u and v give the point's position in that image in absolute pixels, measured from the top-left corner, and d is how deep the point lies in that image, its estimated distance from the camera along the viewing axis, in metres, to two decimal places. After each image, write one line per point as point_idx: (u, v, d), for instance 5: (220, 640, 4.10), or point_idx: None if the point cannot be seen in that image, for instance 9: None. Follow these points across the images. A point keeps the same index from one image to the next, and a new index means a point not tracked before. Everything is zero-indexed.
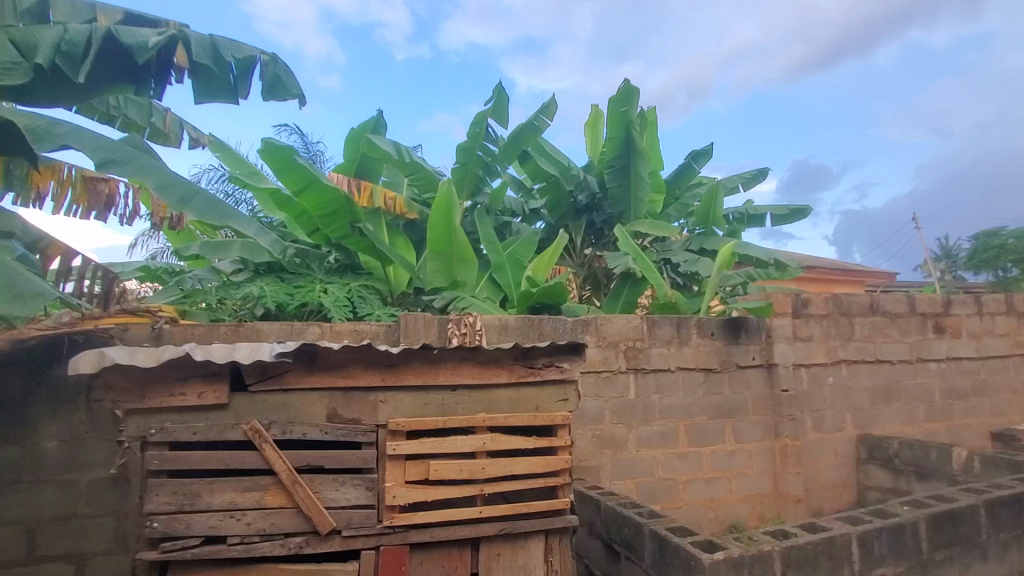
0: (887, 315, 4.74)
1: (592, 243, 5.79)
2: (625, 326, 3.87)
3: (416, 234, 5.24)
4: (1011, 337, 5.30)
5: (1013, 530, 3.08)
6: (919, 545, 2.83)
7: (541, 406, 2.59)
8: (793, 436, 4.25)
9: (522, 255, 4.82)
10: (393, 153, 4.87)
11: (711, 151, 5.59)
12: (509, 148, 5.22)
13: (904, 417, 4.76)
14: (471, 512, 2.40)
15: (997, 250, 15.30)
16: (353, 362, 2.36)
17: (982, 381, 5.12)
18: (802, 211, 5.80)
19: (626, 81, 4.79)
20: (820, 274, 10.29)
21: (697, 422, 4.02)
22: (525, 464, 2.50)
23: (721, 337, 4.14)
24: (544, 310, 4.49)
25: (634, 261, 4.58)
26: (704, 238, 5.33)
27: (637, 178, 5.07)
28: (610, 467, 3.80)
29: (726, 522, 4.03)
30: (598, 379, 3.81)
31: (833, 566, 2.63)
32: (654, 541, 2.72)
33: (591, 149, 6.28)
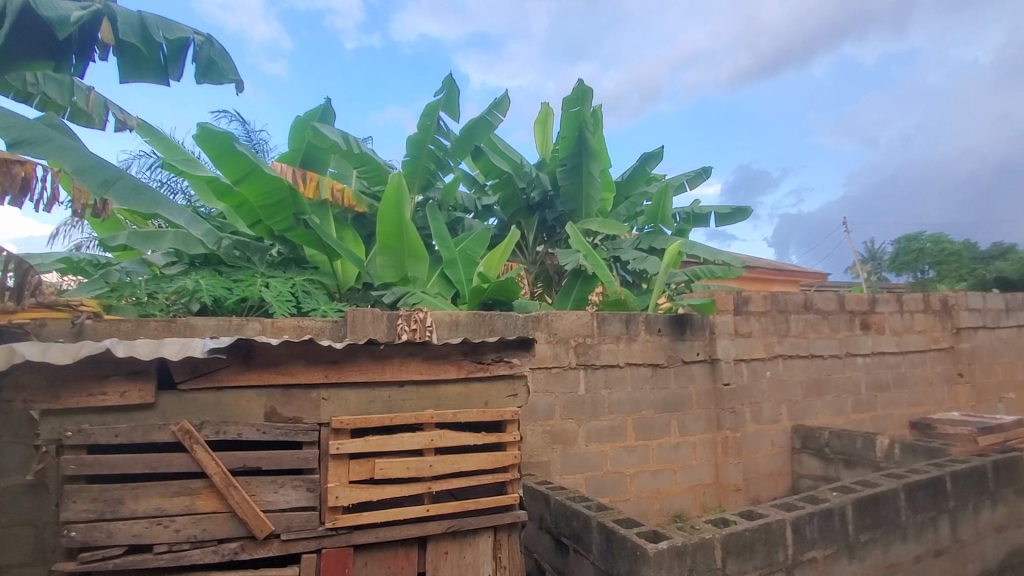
0: (820, 312, 5.01)
1: (544, 241, 5.83)
2: (575, 322, 3.91)
3: (365, 228, 5.12)
4: (928, 333, 5.73)
5: (929, 511, 3.32)
6: (846, 527, 3.00)
7: (490, 402, 2.57)
8: (733, 428, 4.42)
9: (474, 252, 4.78)
10: (340, 143, 4.71)
11: (659, 152, 5.73)
12: (462, 142, 5.17)
13: (834, 409, 5.05)
14: (418, 511, 2.35)
15: (916, 254, 16.77)
16: (294, 359, 2.26)
17: (902, 373, 5.50)
18: (744, 212, 6.04)
19: (579, 81, 4.83)
20: (760, 274, 10.82)
21: (644, 416, 4.11)
22: (474, 461, 2.47)
23: (668, 333, 4.25)
24: (496, 306, 4.49)
25: (584, 258, 4.63)
26: (653, 237, 5.45)
27: (589, 177, 5.13)
28: (560, 462, 3.83)
29: (670, 512, 4.15)
30: (548, 375, 3.83)
31: (769, 551, 2.75)
32: (601, 533, 2.76)
33: (543, 147, 6.31)
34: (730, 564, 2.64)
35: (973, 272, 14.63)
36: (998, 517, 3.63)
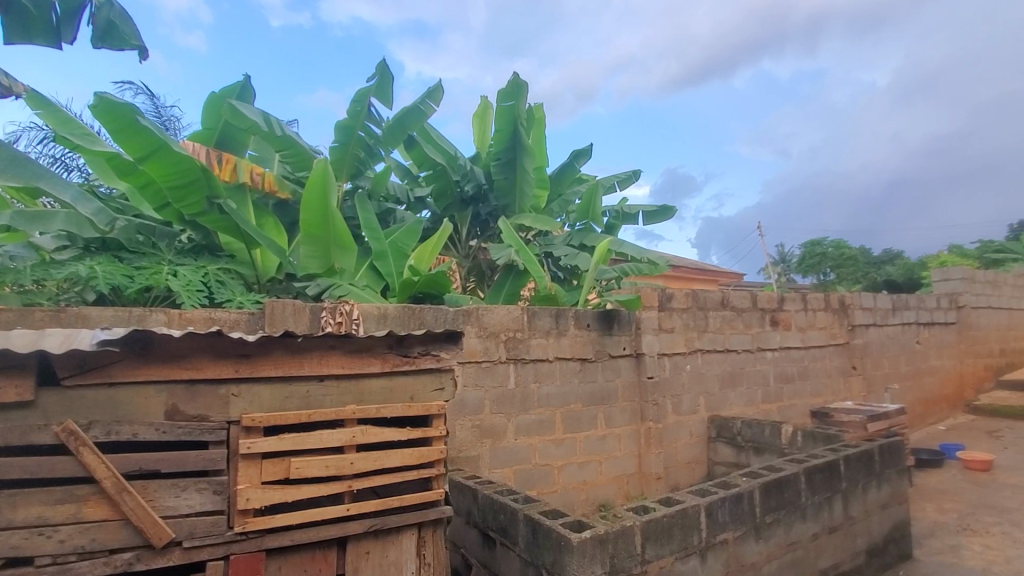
0: (735, 309, 5.32)
1: (477, 235, 5.79)
2: (506, 317, 3.91)
3: (288, 216, 4.87)
4: (828, 330, 6.25)
5: (825, 492, 3.62)
6: (754, 510, 3.21)
7: (416, 396, 2.52)
8: (656, 420, 4.60)
9: (405, 244, 4.66)
10: (261, 124, 4.43)
11: (591, 151, 5.85)
12: (393, 131, 5.03)
13: (746, 400, 5.39)
14: (337, 511, 2.26)
15: (819, 258, 18.29)
16: (200, 352, 2.09)
17: (806, 367, 5.97)
18: (668, 212, 6.30)
19: (514, 75, 4.83)
20: (682, 273, 11.38)
21: (572, 409, 4.19)
22: (399, 457, 2.41)
23: (596, 328, 4.34)
24: (426, 299, 4.39)
25: (516, 253, 4.64)
26: (584, 234, 5.53)
27: (523, 172, 5.15)
28: (489, 456, 3.83)
29: (596, 502, 4.26)
30: (478, 369, 3.81)
31: (684, 535, 2.88)
32: (527, 525, 2.78)
33: (479, 140, 6.26)
34: (649, 550, 2.74)
35: (867, 275, 16.16)
36: (882, 496, 4.02)
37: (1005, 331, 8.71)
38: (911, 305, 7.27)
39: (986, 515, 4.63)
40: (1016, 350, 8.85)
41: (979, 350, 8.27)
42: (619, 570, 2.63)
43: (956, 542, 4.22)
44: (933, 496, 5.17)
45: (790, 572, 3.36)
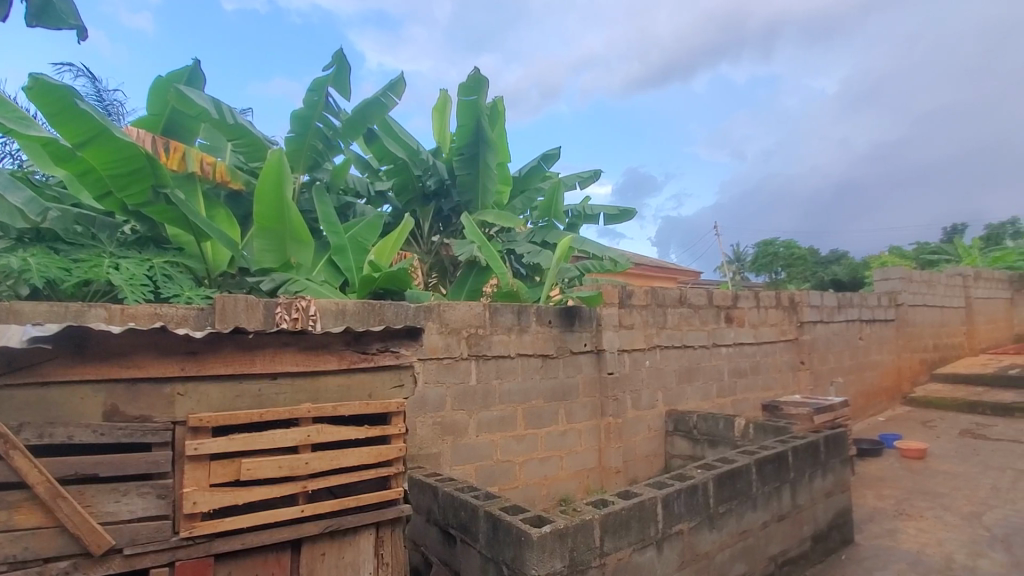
0: (692, 306, 5.46)
1: (439, 231, 5.73)
2: (468, 314, 3.88)
3: (241, 208, 4.69)
4: (779, 327, 6.50)
5: (774, 482, 3.76)
6: (708, 500, 3.31)
7: (375, 393, 2.48)
8: (616, 415, 4.68)
9: (365, 238, 4.57)
10: (211, 111, 4.26)
11: (558, 154, 5.88)
12: (352, 123, 4.92)
13: (702, 394, 5.54)
14: (291, 512, 2.19)
15: (772, 257, 19.02)
16: (143, 349, 1.99)
17: (758, 362, 6.20)
18: (629, 213, 6.41)
19: (477, 69, 4.80)
20: (642, 270, 11.62)
21: (533, 406, 4.21)
22: (356, 455, 2.36)
23: (557, 325, 4.37)
24: (387, 295, 4.30)
25: (479, 249, 4.62)
26: (547, 231, 5.54)
27: (485, 168, 5.12)
28: (450, 453, 3.80)
29: (557, 497, 4.30)
30: (439, 366, 3.77)
31: (641, 527, 2.94)
32: (487, 521, 2.78)
33: (441, 135, 6.20)
34: (608, 542, 2.78)
35: (815, 275, 16.94)
36: (827, 484, 4.21)
37: (938, 327, 9.28)
38: (855, 302, 7.65)
39: (920, 500, 4.93)
40: (948, 345, 9.44)
41: (916, 345, 8.78)
42: (579, 563, 2.66)
43: (893, 526, 4.47)
44: (873, 483, 5.47)
45: (741, 559, 3.48)
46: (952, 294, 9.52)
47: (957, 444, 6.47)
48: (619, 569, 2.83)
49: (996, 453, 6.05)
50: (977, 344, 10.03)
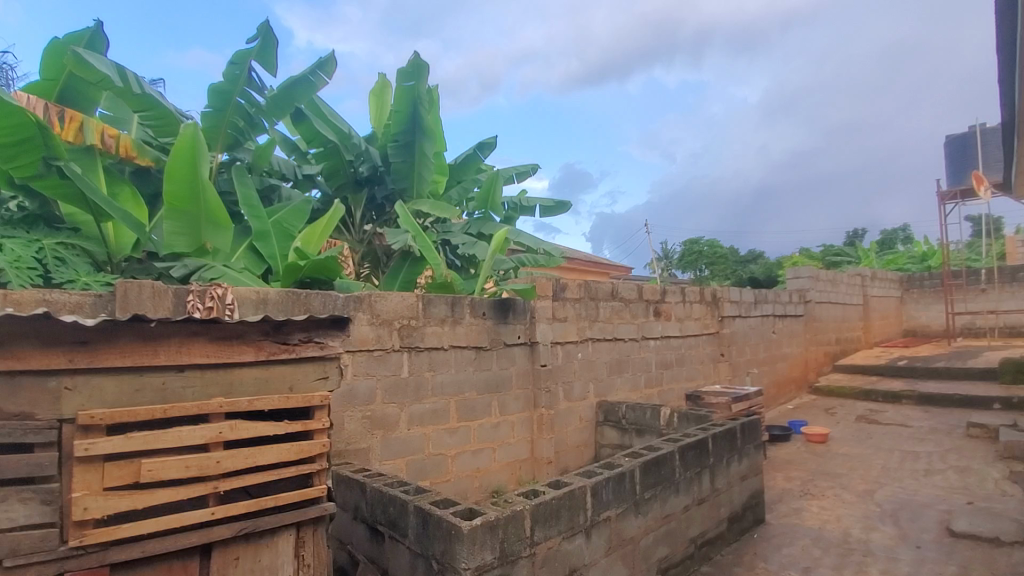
0: (623, 300, 5.62)
1: (372, 220, 5.53)
2: (400, 304, 3.77)
3: (149, 186, 4.31)
4: (702, 320, 6.83)
5: (695, 468, 3.94)
6: (634, 487, 3.42)
7: (295, 386, 2.35)
8: (548, 406, 4.74)
9: (291, 224, 4.33)
10: (114, 79, 3.85)
11: (493, 142, 5.83)
12: (278, 101, 4.65)
13: (631, 384, 5.72)
14: (200, 516, 2.03)
15: (696, 255, 20.06)
16: (22, 339, 1.75)
17: (682, 354, 6.48)
18: (564, 206, 6.48)
19: (415, 54, 4.65)
20: (576, 265, 11.88)
21: (466, 398, 4.17)
22: (274, 452, 2.22)
23: (491, 317, 4.35)
24: (314, 285, 4.02)
25: (413, 239, 4.50)
26: (483, 223, 5.49)
27: (421, 157, 4.99)
28: (380, 448, 3.69)
29: (489, 489, 4.29)
30: (369, 358, 3.63)
31: (571, 515, 2.99)
32: (417, 516, 2.72)
33: (376, 119, 5.98)
34: (538, 532, 2.80)
35: (735, 273, 18.01)
36: (743, 468, 4.47)
37: (840, 322, 10.13)
38: (770, 298, 8.19)
39: (822, 481, 5.36)
40: (848, 339, 10.32)
41: (821, 339, 9.54)
42: (509, 554, 2.66)
43: (799, 505, 4.83)
44: (783, 466, 5.88)
45: (664, 542, 3.63)
46: (852, 292, 10.43)
47: (854, 429, 7.10)
48: (548, 557, 2.86)
49: (886, 436, 6.69)
50: (872, 338, 11.05)
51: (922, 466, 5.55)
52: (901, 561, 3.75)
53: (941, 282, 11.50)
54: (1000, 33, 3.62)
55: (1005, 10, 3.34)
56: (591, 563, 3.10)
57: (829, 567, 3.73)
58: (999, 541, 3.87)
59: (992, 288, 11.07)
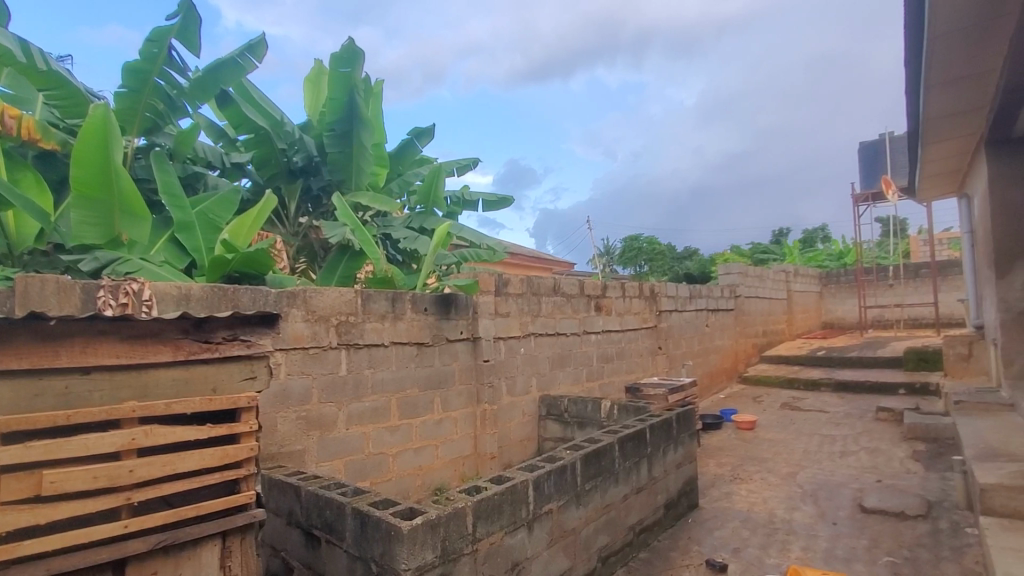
0: (565, 295, 5.69)
1: (307, 213, 5.30)
2: (337, 300, 3.62)
3: (55, 172, 3.94)
4: (640, 315, 7.04)
5: (634, 458, 4.05)
6: (576, 479, 3.47)
7: (219, 388, 2.26)
8: (491, 402, 4.72)
9: (218, 216, 4.07)
10: (17, 53, 3.48)
11: (433, 132, 5.75)
12: (202, 84, 4.38)
13: (572, 378, 5.81)
14: (112, 529, 1.89)
15: (635, 252, 20.73)
16: None
17: (622, 347, 6.65)
18: (506, 201, 6.47)
19: (351, 40, 4.50)
20: (519, 260, 11.98)
21: (407, 395, 4.08)
22: (196, 459, 2.09)
23: (433, 312, 4.28)
24: (243, 280, 3.80)
25: (352, 233, 4.35)
26: (424, 217, 5.38)
27: (359, 148, 4.81)
28: (317, 449, 3.54)
29: (431, 486, 4.23)
30: (305, 355, 3.48)
31: (513, 510, 2.99)
32: (355, 518, 2.63)
33: (310, 106, 5.73)
34: (480, 528, 2.78)
35: (673, 269, 18.74)
36: (678, 456, 4.65)
37: (766, 316, 10.75)
38: (703, 293, 8.55)
39: (750, 465, 5.67)
40: (774, 331, 10.97)
41: (749, 331, 10.09)
42: (450, 552, 2.62)
43: (729, 489, 5.09)
44: (715, 453, 6.17)
45: (605, 531, 3.71)
46: (777, 288, 11.07)
47: (778, 415, 7.55)
48: (491, 553, 2.85)
49: (806, 421, 7.17)
50: (795, 330, 11.81)
51: (838, 448, 5.98)
52: (820, 537, 4.02)
53: (854, 278, 12.44)
54: (910, 47, 3.92)
55: (914, 25, 3.62)
56: (534, 556, 3.12)
57: (757, 547, 3.95)
58: (904, 515, 4.23)
59: (898, 284, 12.12)
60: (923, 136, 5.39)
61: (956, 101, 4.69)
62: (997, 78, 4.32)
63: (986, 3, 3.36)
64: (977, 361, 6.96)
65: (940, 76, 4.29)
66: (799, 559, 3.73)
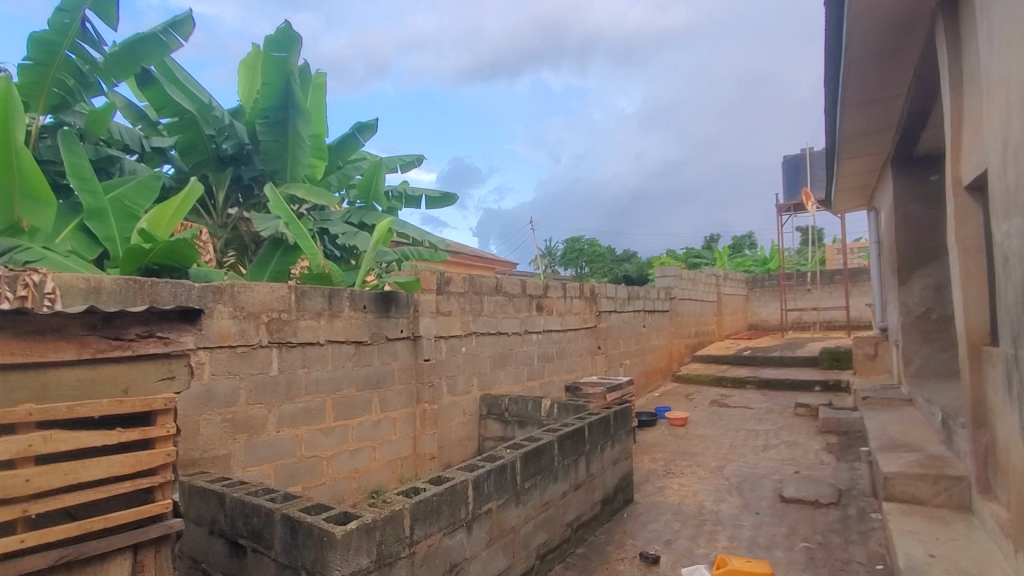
0: (507, 295, 5.69)
1: (237, 204, 5.03)
2: (268, 296, 3.44)
3: None
4: (581, 315, 7.17)
5: (572, 455, 4.11)
6: (515, 477, 3.47)
7: (132, 389, 2.12)
8: (431, 401, 4.65)
9: (136, 204, 3.77)
10: None
11: (376, 126, 5.59)
12: (121, 62, 4.06)
13: (513, 377, 5.83)
14: (6, 544, 1.73)
15: (577, 253, 21.18)
16: None
17: (563, 347, 6.75)
18: (450, 200, 6.41)
19: (287, 23, 4.30)
20: (462, 259, 11.93)
21: (344, 395, 3.94)
22: (104, 466, 1.96)
23: (372, 310, 4.15)
24: (163, 273, 3.54)
25: (286, 226, 4.15)
26: (364, 212, 5.23)
27: (295, 137, 4.60)
28: (244, 453, 3.35)
29: (368, 489, 4.10)
30: (232, 354, 3.28)
31: (452, 511, 2.95)
32: (284, 525, 2.50)
33: (243, 92, 5.43)
34: (417, 530, 2.72)
35: (613, 270, 19.28)
36: (615, 453, 4.77)
37: (698, 317, 11.25)
38: (641, 295, 8.83)
39: (682, 460, 5.91)
40: (705, 332, 11.52)
41: (683, 331, 10.53)
42: (386, 557, 2.54)
43: (663, 484, 5.28)
44: (650, 449, 6.38)
45: (543, 528, 3.74)
46: (708, 290, 11.62)
47: (708, 412, 7.92)
48: (428, 555, 2.79)
49: (733, 417, 7.56)
50: (724, 331, 12.45)
51: (762, 442, 6.35)
52: (744, 526, 4.25)
53: (777, 282, 13.28)
54: (829, 69, 4.22)
55: (834, 48, 3.88)
56: (472, 557, 3.09)
57: (687, 538, 4.11)
58: (818, 503, 4.54)
59: (815, 288, 13.05)
60: (839, 151, 5.83)
61: (868, 121, 5.10)
62: (902, 101, 4.71)
63: (896, 32, 3.65)
64: (882, 360, 7.59)
65: (855, 97, 4.62)
66: (726, 548, 3.91)
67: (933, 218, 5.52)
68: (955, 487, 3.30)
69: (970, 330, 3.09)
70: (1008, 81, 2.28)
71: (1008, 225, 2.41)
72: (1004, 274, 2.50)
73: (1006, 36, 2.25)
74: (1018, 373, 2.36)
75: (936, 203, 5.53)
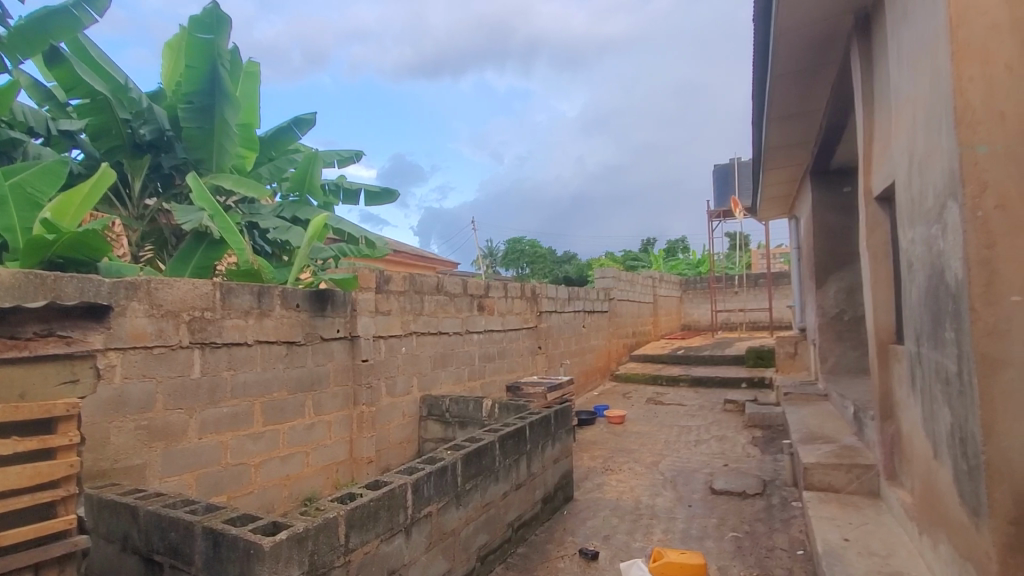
0: (448, 294, 5.62)
1: (156, 195, 4.65)
2: (189, 293, 3.21)
3: None
4: (522, 315, 7.21)
5: (513, 455, 4.10)
6: (455, 479, 3.42)
7: None
8: (369, 403, 4.50)
9: (38, 191, 3.40)
10: None
11: (312, 118, 5.36)
12: (24, 35, 3.66)
13: (454, 377, 5.75)
14: None
15: (517, 254, 21.37)
16: None
17: (504, 347, 6.75)
18: (390, 196, 6.24)
19: (215, 4, 4.04)
20: (402, 258, 11.74)
21: (274, 399, 3.74)
22: None
23: (306, 309, 3.96)
24: (70, 267, 3.23)
25: (211, 220, 3.88)
26: (298, 206, 4.98)
27: (221, 125, 4.33)
28: (161, 463, 3.09)
29: (300, 496, 3.91)
30: (147, 356, 3.02)
31: (390, 517, 2.86)
32: (206, 538, 2.33)
33: (167, 75, 5.06)
34: (353, 538, 2.61)
35: (554, 272, 19.62)
36: (556, 452, 4.81)
37: (635, 317, 11.61)
38: (581, 295, 9.00)
39: (619, 457, 6.06)
40: (642, 332, 11.91)
41: (621, 331, 10.83)
42: (319, 566, 2.42)
43: (600, 480, 5.39)
44: (589, 447, 6.50)
45: (484, 530, 3.70)
46: (644, 292, 12.03)
47: (644, 409, 8.19)
48: (365, 563, 2.69)
49: (667, 414, 7.85)
50: (659, 331, 12.92)
51: (694, 437, 6.62)
52: (677, 519, 4.40)
53: (708, 285, 13.96)
54: (757, 83, 4.45)
55: (762, 63, 4.09)
56: (411, 562, 3.01)
57: (624, 532, 4.21)
58: (745, 494, 4.78)
59: (742, 290, 13.84)
60: (764, 161, 6.18)
61: (790, 134, 5.43)
62: (820, 117, 5.05)
63: (816, 52, 3.91)
64: (801, 358, 8.13)
65: (779, 111, 4.91)
66: (661, 540, 4.04)
67: (846, 227, 5.97)
68: (865, 475, 3.56)
69: (879, 329, 3.35)
70: (914, 101, 2.49)
71: (912, 233, 2.63)
72: (909, 278, 2.72)
73: (913, 59, 2.45)
74: (920, 369, 2.57)
75: (849, 213, 5.99)
